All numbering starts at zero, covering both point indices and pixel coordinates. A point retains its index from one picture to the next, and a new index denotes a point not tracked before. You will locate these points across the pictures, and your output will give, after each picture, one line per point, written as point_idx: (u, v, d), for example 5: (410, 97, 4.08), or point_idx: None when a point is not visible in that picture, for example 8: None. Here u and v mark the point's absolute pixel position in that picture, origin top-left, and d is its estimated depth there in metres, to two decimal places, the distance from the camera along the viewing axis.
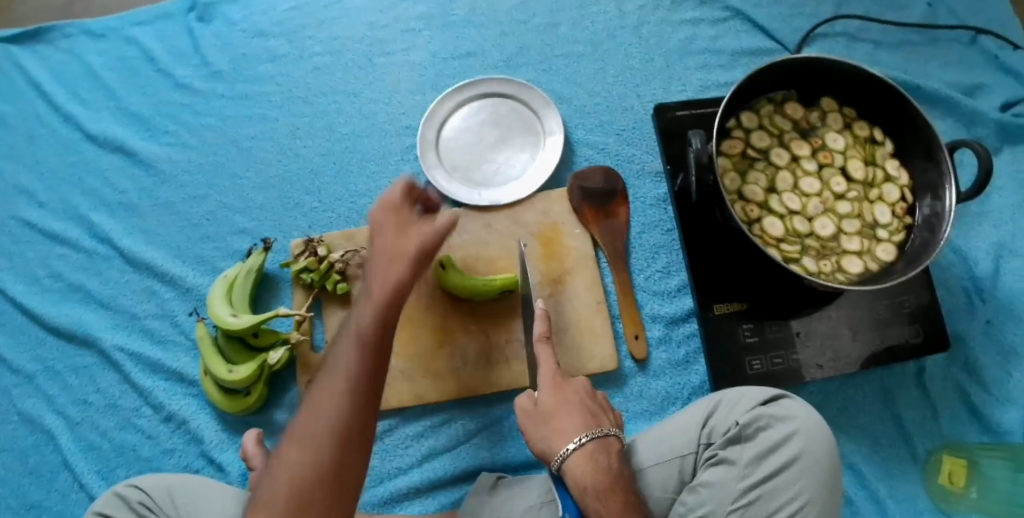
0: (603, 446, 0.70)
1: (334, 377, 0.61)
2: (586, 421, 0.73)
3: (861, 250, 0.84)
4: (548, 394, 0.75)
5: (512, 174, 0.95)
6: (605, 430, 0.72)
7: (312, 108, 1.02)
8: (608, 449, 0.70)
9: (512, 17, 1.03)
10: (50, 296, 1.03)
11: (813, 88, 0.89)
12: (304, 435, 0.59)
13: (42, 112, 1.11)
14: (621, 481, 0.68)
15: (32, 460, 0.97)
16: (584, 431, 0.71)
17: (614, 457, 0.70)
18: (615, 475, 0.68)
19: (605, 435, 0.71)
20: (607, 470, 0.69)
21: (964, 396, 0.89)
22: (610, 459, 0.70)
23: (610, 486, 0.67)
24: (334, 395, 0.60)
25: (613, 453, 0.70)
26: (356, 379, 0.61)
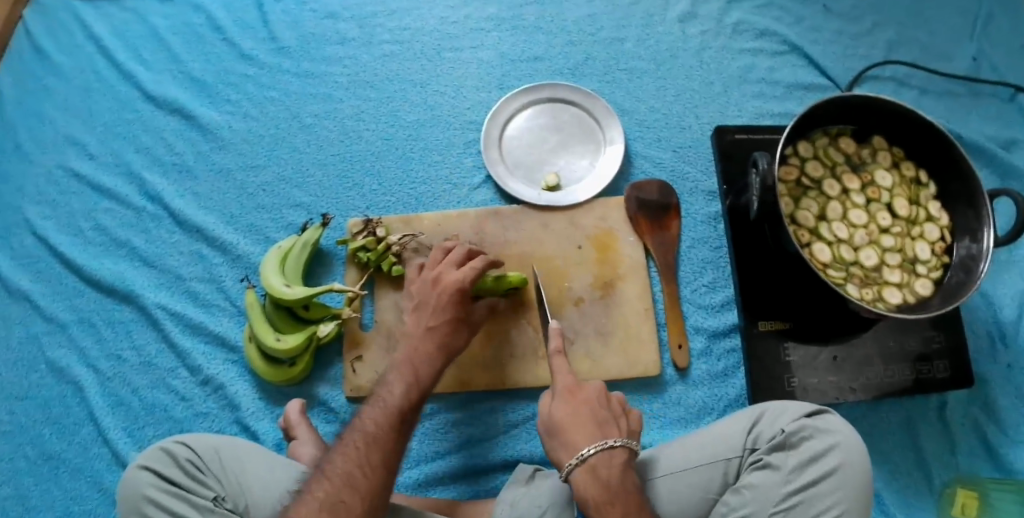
0: (605, 461, 0.68)
1: (366, 450, 0.65)
2: (592, 432, 0.70)
3: (901, 282, 0.88)
4: (560, 403, 0.72)
5: (571, 177, 0.98)
6: (611, 443, 0.69)
7: (378, 93, 1.04)
8: (611, 463, 0.68)
9: (580, 29, 1.07)
10: (91, 250, 0.99)
11: (866, 126, 0.93)
12: (332, 506, 0.61)
13: (101, 67, 1.09)
14: (625, 495, 0.66)
15: (54, 411, 0.92)
16: (590, 444, 0.69)
17: (615, 472, 0.67)
18: (616, 490, 0.66)
19: (611, 448, 0.69)
20: (607, 485, 0.66)
21: (981, 433, 0.92)
22: (612, 473, 0.67)
23: (609, 500, 0.65)
24: (367, 469, 0.63)
25: (616, 467, 0.68)
26: (388, 455, 0.65)
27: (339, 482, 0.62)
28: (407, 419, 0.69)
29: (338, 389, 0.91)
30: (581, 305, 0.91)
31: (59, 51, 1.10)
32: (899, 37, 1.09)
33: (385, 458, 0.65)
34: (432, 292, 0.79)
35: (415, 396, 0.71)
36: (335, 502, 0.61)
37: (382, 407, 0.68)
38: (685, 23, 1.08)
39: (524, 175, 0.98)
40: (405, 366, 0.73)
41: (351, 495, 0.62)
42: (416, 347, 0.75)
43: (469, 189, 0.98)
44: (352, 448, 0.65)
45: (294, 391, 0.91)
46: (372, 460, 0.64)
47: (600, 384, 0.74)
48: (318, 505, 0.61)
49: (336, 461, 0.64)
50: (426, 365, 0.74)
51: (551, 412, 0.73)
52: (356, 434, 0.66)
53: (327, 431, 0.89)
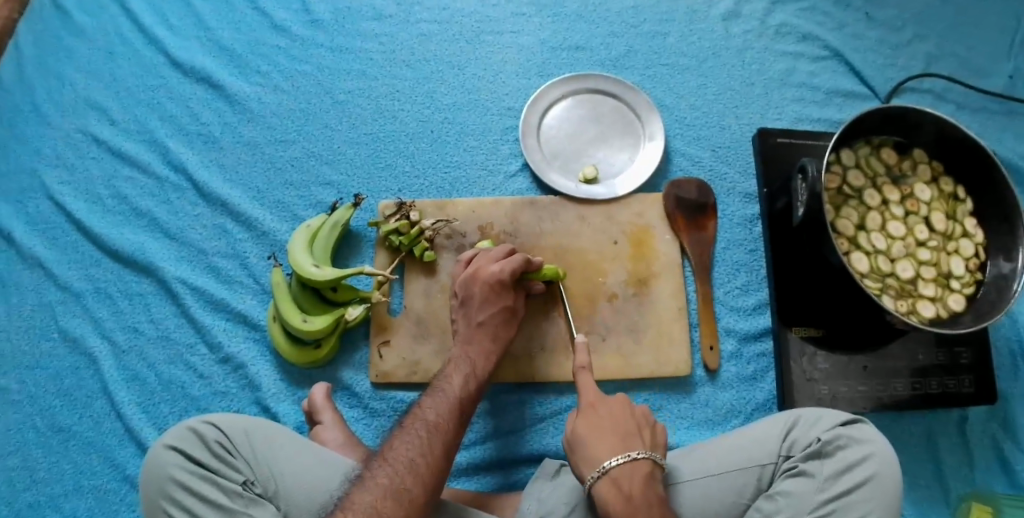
0: (626, 473, 0.67)
1: (430, 438, 0.66)
2: (614, 445, 0.70)
3: (935, 296, 0.87)
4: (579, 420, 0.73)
5: (608, 171, 0.97)
6: (633, 454, 0.68)
7: (414, 73, 1.01)
8: (633, 476, 0.67)
9: (623, 20, 1.05)
10: (111, 218, 0.95)
11: (909, 139, 0.93)
12: (396, 492, 0.61)
13: (125, 30, 1.04)
14: (647, 507, 0.64)
15: (67, 383, 0.89)
16: (612, 455, 0.69)
17: (636, 484, 0.66)
18: (639, 503, 0.65)
19: (634, 459, 0.68)
20: (629, 496, 0.65)
21: (997, 449, 0.93)
22: (634, 485, 0.66)
23: (631, 511, 0.64)
24: (429, 457, 0.65)
25: (639, 478, 0.67)
26: (448, 447, 0.67)
27: (402, 469, 0.63)
28: (464, 412, 0.72)
29: (363, 374, 0.89)
30: (614, 301, 0.90)
31: (81, 12, 1.05)
32: (938, 50, 1.09)
33: (445, 449, 0.67)
34: (473, 287, 0.81)
35: (472, 389, 0.74)
36: (399, 488, 0.61)
37: (443, 399, 0.71)
38: (729, 22, 1.06)
39: (561, 166, 0.97)
40: (460, 366, 0.76)
41: (414, 482, 0.62)
42: (473, 346, 0.79)
43: (505, 177, 0.97)
44: (415, 435, 0.66)
45: (317, 374, 0.89)
46: (434, 447, 0.66)
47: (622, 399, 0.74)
48: (382, 492, 0.61)
49: (398, 447, 0.65)
50: (479, 361, 0.77)
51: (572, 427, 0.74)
52: (418, 423, 0.68)
53: (351, 416, 0.88)
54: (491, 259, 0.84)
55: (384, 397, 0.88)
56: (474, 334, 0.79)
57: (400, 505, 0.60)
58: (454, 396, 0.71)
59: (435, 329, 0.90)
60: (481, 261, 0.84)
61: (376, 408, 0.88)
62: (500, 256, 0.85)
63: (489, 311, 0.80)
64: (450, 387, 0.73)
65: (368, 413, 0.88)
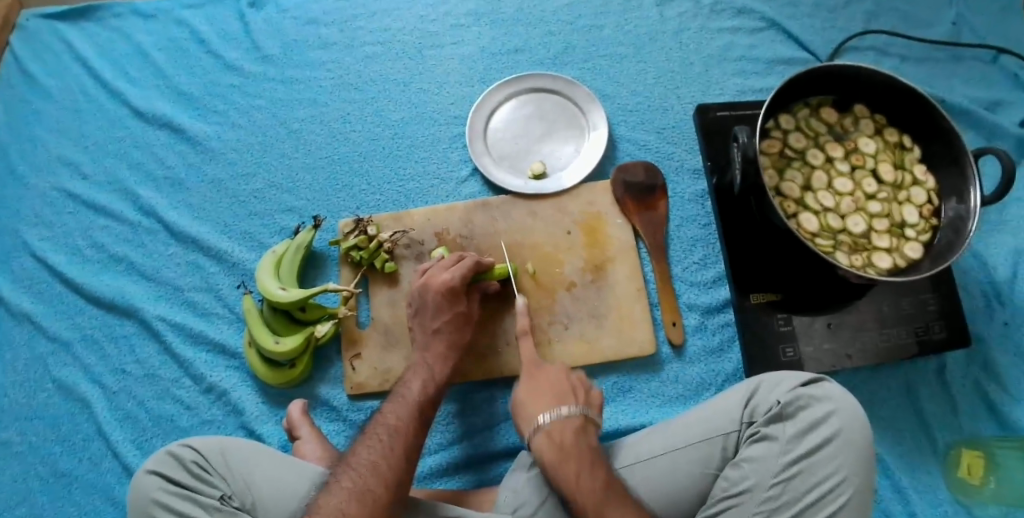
0: (559, 426, 0.71)
1: (390, 440, 0.69)
2: (550, 403, 0.75)
3: (890, 247, 0.88)
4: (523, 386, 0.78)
5: (558, 165, 0.99)
6: (565, 411, 0.73)
7: (362, 95, 1.05)
8: (565, 428, 0.71)
9: (558, 18, 1.08)
10: (90, 267, 1.00)
11: (847, 95, 0.94)
12: (360, 493, 0.65)
13: (89, 89, 1.09)
14: (577, 454, 0.69)
15: (63, 428, 0.93)
16: (547, 413, 0.73)
17: (568, 435, 0.71)
18: (570, 450, 0.69)
19: (565, 415, 0.72)
20: (561, 446, 0.70)
21: (981, 394, 0.92)
22: (565, 436, 0.71)
23: (562, 459, 0.69)
24: (391, 458, 0.68)
25: (570, 430, 0.71)
26: (410, 448, 0.70)
27: (365, 472, 0.66)
28: (426, 413, 0.74)
29: (339, 388, 0.92)
30: (573, 290, 0.92)
31: (47, 76, 1.10)
32: (877, 6, 1.10)
33: (406, 449, 0.69)
34: (427, 296, 0.84)
35: (432, 390, 0.77)
36: (363, 490, 0.65)
37: (404, 404, 0.74)
38: (662, 6, 1.09)
39: (511, 166, 0.99)
40: (421, 371, 0.79)
41: (377, 483, 0.66)
42: (427, 354, 0.81)
43: (457, 182, 1.00)
44: (376, 440, 0.69)
45: (296, 392, 0.92)
46: (395, 449, 0.69)
47: (560, 364, 0.79)
48: (347, 494, 0.65)
49: (360, 453, 0.68)
50: (437, 366, 0.80)
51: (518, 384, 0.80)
52: (380, 428, 0.71)
53: (331, 430, 0.90)
54: (441, 269, 0.86)
55: (361, 408, 0.91)
56: (430, 342, 0.82)
57: (364, 505, 0.64)
58: (415, 397, 0.75)
59: (403, 337, 0.92)
60: (433, 271, 0.86)
61: (354, 419, 0.91)
62: (452, 265, 0.87)
63: (443, 318, 0.83)
64: (411, 390, 0.76)
65: (348, 424, 0.90)
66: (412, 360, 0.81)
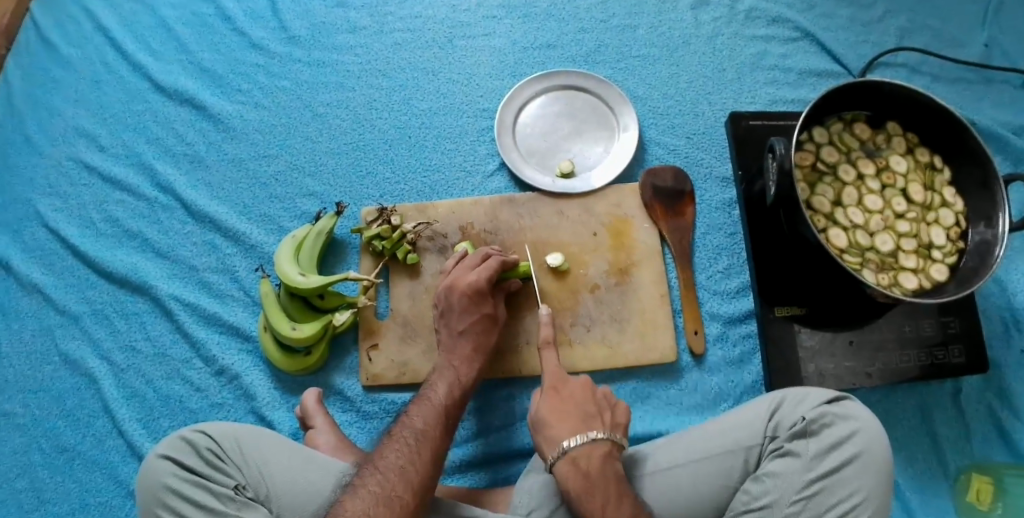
0: (585, 452, 0.70)
1: (418, 445, 0.69)
2: (576, 426, 0.73)
3: (917, 268, 0.88)
4: (545, 399, 0.76)
5: (586, 165, 0.98)
6: (591, 435, 0.71)
7: (390, 81, 1.04)
8: (592, 455, 0.70)
9: (592, 16, 1.07)
10: (103, 241, 0.98)
11: (881, 112, 0.93)
12: (387, 499, 0.64)
13: (110, 60, 1.06)
14: (605, 484, 0.68)
15: (69, 403, 0.91)
16: (572, 437, 0.72)
17: (595, 463, 0.69)
18: (597, 480, 0.68)
19: (592, 440, 0.71)
20: (587, 474, 0.69)
21: (994, 419, 0.92)
22: (592, 464, 0.70)
23: (587, 488, 0.67)
24: (418, 464, 0.68)
25: (597, 457, 0.70)
26: (436, 452, 0.70)
27: (392, 477, 0.66)
28: (450, 417, 0.75)
29: (354, 378, 0.91)
30: (597, 292, 0.91)
31: (66, 45, 1.07)
32: (911, 23, 1.09)
33: (433, 454, 0.69)
34: (453, 297, 0.83)
35: (457, 395, 0.77)
36: (391, 495, 0.64)
37: (429, 407, 0.74)
38: (697, 10, 1.08)
39: (538, 163, 0.98)
40: (445, 376, 0.79)
41: (405, 489, 0.65)
42: (453, 356, 0.81)
43: (483, 176, 0.98)
44: (403, 444, 0.69)
45: (310, 380, 0.91)
46: (422, 454, 0.69)
47: (585, 380, 0.77)
48: (374, 499, 0.64)
49: (387, 455, 0.68)
50: (463, 368, 0.80)
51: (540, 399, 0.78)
52: (406, 431, 0.71)
53: (344, 420, 0.89)
54: (469, 269, 0.85)
55: (376, 400, 0.90)
56: (456, 346, 0.81)
57: (392, 512, 0.63)
58: (442, 403, 0.75)
59: (422, 330, 0.91)
60: (459, 271, 0.85)
61: (368, 410, 0.89)
62: (479, 264, 0.86)
63: (469, 317, 0.82)
64: (437, 396, 0.76)
65: (361, 416, 0.89)
66: (437, 365, 0.81)
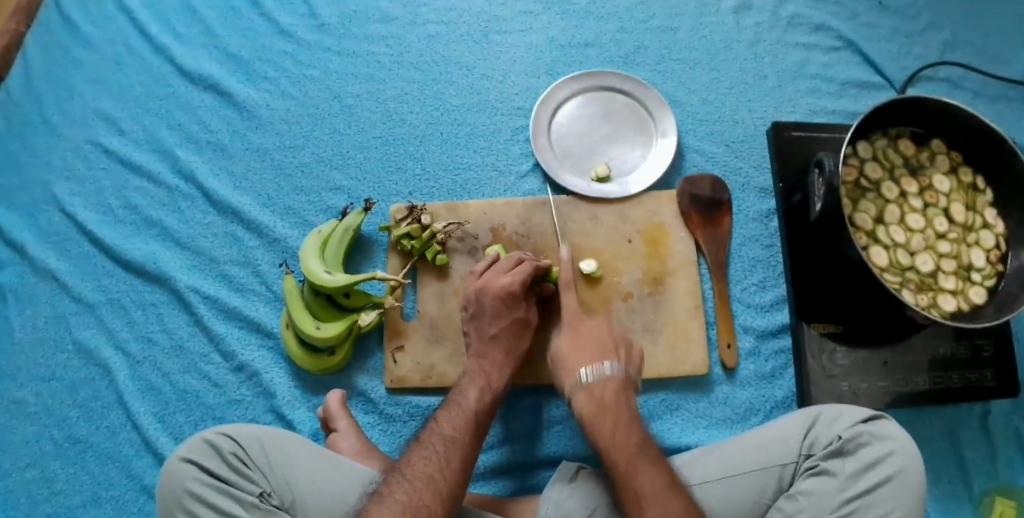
0: (599, 382, 0.73)
1: (447, 453, 0.67)
2: (593, 357, 0.76)
3: (956, 289, 0.86)
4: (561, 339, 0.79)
5: (622, 169, 0.96)
6: (605, 366, 0.75)
7: (422, 75, 1.00)
8: (606, 386, 0.73)
9: (632, 15, 1.04)
10: (121, 228, 0.94)
11: (927, 129, 0.91)
12: (415, 508, 0.62)
13: (131, 39, 1.02)
14: (615, 408, 0.72)
15: (82, 394, 0.88)
16: (586, 367, 0.75)
17: (609, 390, 0.73)
18: (608, 404, 0.72)
19: (606, 371, 0.74)
20: (601, 402, 0.72)
21: (1021, 443, 0.92)
22: (605, 391, 0.73)
23: (598, 412, 0.71)
24: (447, 473, 0.65)
25: (610, 385, 0.73)
26: (466, 461, 0.67)
27: (420, 485, 0.64)
28: (481, 425, 0.72)
29: (377, 379, 0.89)
30: (629, 301, 0.89)
31: (86, 21, 1.03)
32: (955, 37, 1.07)
33: (462, 463, 0.67)
34: (483, 300, 0.81)
35: (488, 402, 0.74)
36: (418, 504, 0.62)
37: (459, 413, 0.71)
38: (739, 14, 1.05)
39: (573, 166, 0.96)
40: (476, 381, 0.76)
41: (433, 499, 0.63)
42: (484, 362, 0.78)
43: (516, 177, 0.96)
44: (431, 451, 0.67)
45: (331, 380, 0.89)
46: (451, 464, 0.66)
47: (601, 318, 0.80)
48: (402, 507, 0.62)
49: (414, 463, 0.66)
50: (494, 373, 0.77)
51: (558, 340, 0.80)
52: (435, 437, 0.68)
53: (367, 422, 0.87)
54: (501, 272, 0.83)
55: (399, 402, 0.88)
56: (487, 351, 0.79)
57: None
58: (472, 409, 0.72)
59: (449, 332, 0.89)
60: (492, 275, 0.83)
61: (391, 413, 0.87)
62: (512, 267, 0.83)
63: (501, 323, 0.80)
64: (468, 401, 0.73)
65: (384, 418, 0.87)
66: (468, 369, 0.78)
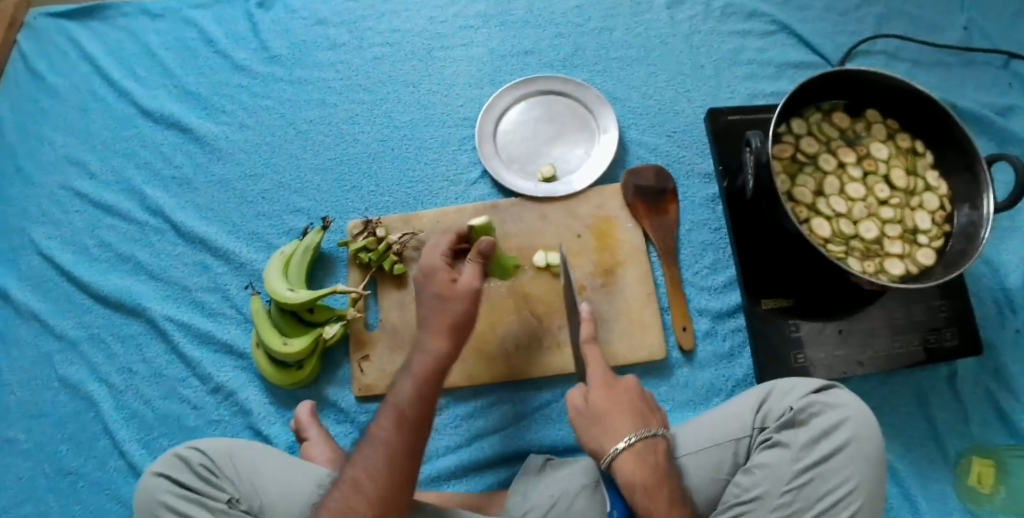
0: (648, 447, 0.69)
1: (387, 430, 0.67)
2: (635, 421, 0.71)
3: (903, 253, 0.87)
4: (600, 395, 0.73)
5: (568, 168, 0.99)
6: (653, 431, 0.70)
7: (372, 96, 1.05)
8: (654, 450, 0.69)
9: (569, 20, 1.08)
10: (98, 266, 1.00)
11: (860, 100, 0.93)
12: (354, 488, 0.65)
13: (98, 89, 1.09)
14: (668, 481, 0.67)
15: (69, 427, 0.92)
16: (633, 432, 0.70)
17: (660, 459, 0.69)
18: (663, 476, 0.67)
19: (653, 436, 0.70)
20: (653, 469, 0.68)
21: (993, 401, 0.91)
22: (657, 459, 0.69)
23: (656, 483, 0.66)
24: (384, 448, 0.66)
25: (661, 454, 0.69)
26: (407, 434, 0.67)
27: (347, 489, 0.65)
28: (411, 419, 0.68)
29: (346, 390, 0.92)
30: (583, 293, 0.92)
31: (55, 75, 1.10)
32: (888, 10, 1.09)
33: (390, 462, 0.65)
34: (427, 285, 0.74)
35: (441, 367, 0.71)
36: (357, 484, 0.65)
37: (388, 411, 0.69)
38: (673, 9, 1.08)
39: (520, 169, 0.99)
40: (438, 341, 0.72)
41: (371, 476, 0.65)
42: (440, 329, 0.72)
43: (467, 184, 0.99)
44: (374, 430, 0.68)
45: (303, 394, 0.92)
46: (377, 464, 0.66)
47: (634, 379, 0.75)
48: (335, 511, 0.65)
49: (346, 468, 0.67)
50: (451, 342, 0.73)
51: (591, 402, 0.73)
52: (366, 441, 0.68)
53: (339, 432, 0.90)
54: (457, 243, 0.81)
55: (368, 410, 0.90)
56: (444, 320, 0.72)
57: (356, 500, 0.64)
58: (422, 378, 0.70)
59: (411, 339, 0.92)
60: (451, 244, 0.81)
61: (362, 421, 0.90)
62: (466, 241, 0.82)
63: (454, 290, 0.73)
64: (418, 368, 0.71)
65: (355, 427, 0.90)
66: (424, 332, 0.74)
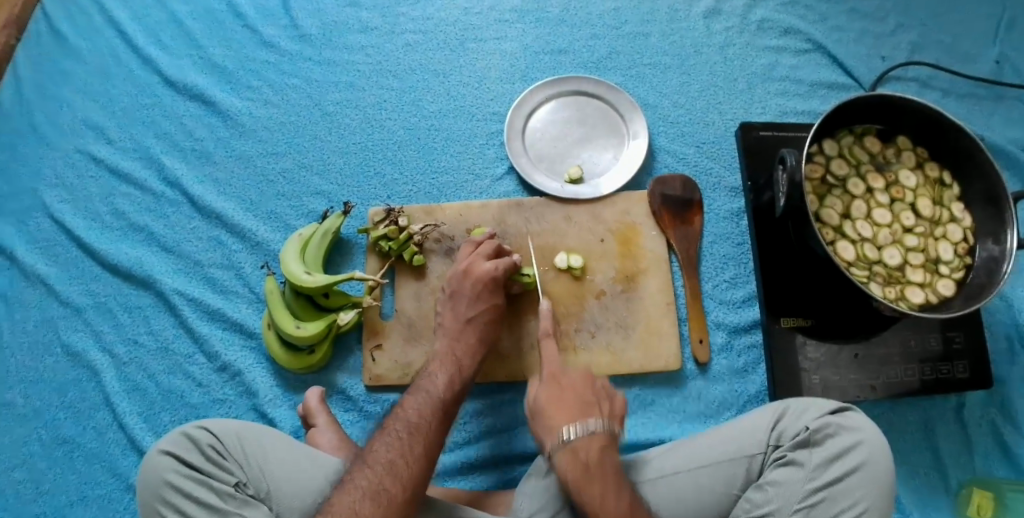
0: (585, 443, 0.68)
1: (430, 410, 0.72)
2: (574, 415, 0.71)
3: (923, 282, 0.87)
4: (546, 388, 0.74)
5: (595, 171, 0.98)
6: (591, 425, 0.69)
7: (401, 83, 1.04)
8: (590, 445, 0.68)
9: (604, 22, 1.07)
10: (109, 234, 0.98)
11: (892, 126, 0.93)
12: (403, 454, 0.67)
13: (121, 53, 1.06)
14: (602, 475, 0.66)
15: (70, 395, 0.91)
16: (571, 426, 0.69)
17: (594, 453, 0.67)
18: (595, 471, 0.66)
19: (592, 431, 0.69)
20: (586, 465, 0.67)
21: (998, 435, 0.92)
22: (591, 455, 0.67)
23: (587, 480, 0.65)
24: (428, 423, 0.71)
25: (596, 448, 0.68)
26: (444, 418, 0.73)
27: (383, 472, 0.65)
28: (448, 408, 0.74)
29: (357, 378, 0.91)
30: (602, 298, 0.91)
31: (77, 35, 1.07)
32: (923, 38, 1.09)
33: (427, 447, 0.68)
34: (465, 282, 0.83)
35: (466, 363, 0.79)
36: (406, 450, 0.67)
37: (425, 398, 0.73)
38: (710, 19, 1.08)
39: (547, 168, 0.98)
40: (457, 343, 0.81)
41: (417, 444, 0.68)
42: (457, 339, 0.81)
43: (492, 179, 0.98)
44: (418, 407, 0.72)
45: (312, 378, 0.91)
46: (417, 445, 0.68)
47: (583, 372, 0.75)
48: (361, 493, 0.64)
49: (384, 442, 0.68)
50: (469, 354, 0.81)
51: (537, 400, 0.74)
52: (399, 424, 0.70)
53: (345, 419, 0.89)
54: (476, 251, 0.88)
55: (377, 400, 0.90)
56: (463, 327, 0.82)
57: (404, 466, 0.66)
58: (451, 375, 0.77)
59: (426, 331, 0.91)
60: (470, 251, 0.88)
61: (370, 410, 0.89)
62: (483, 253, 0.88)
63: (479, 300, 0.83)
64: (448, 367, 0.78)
65: (363, 415, 0.89)
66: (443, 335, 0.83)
